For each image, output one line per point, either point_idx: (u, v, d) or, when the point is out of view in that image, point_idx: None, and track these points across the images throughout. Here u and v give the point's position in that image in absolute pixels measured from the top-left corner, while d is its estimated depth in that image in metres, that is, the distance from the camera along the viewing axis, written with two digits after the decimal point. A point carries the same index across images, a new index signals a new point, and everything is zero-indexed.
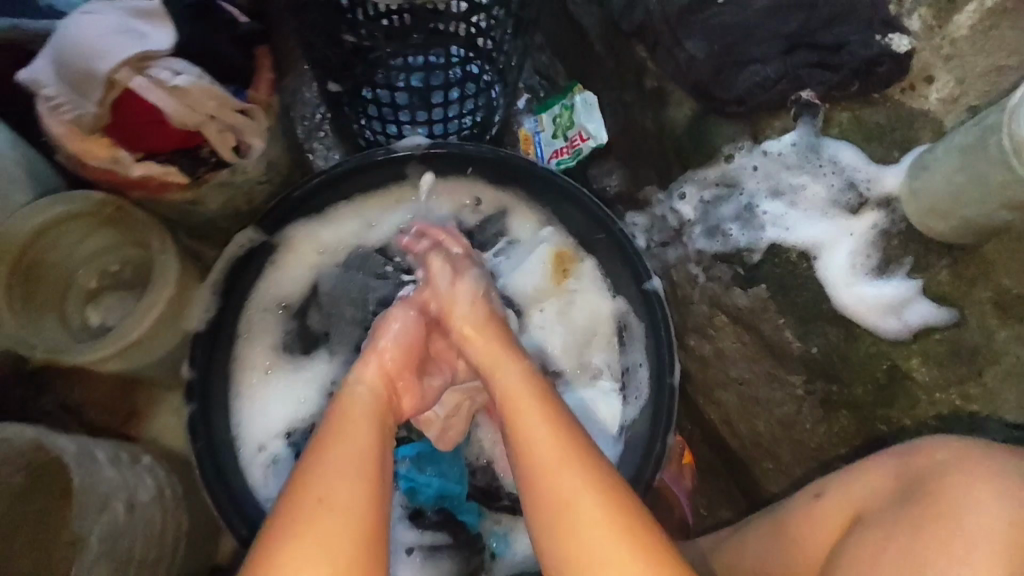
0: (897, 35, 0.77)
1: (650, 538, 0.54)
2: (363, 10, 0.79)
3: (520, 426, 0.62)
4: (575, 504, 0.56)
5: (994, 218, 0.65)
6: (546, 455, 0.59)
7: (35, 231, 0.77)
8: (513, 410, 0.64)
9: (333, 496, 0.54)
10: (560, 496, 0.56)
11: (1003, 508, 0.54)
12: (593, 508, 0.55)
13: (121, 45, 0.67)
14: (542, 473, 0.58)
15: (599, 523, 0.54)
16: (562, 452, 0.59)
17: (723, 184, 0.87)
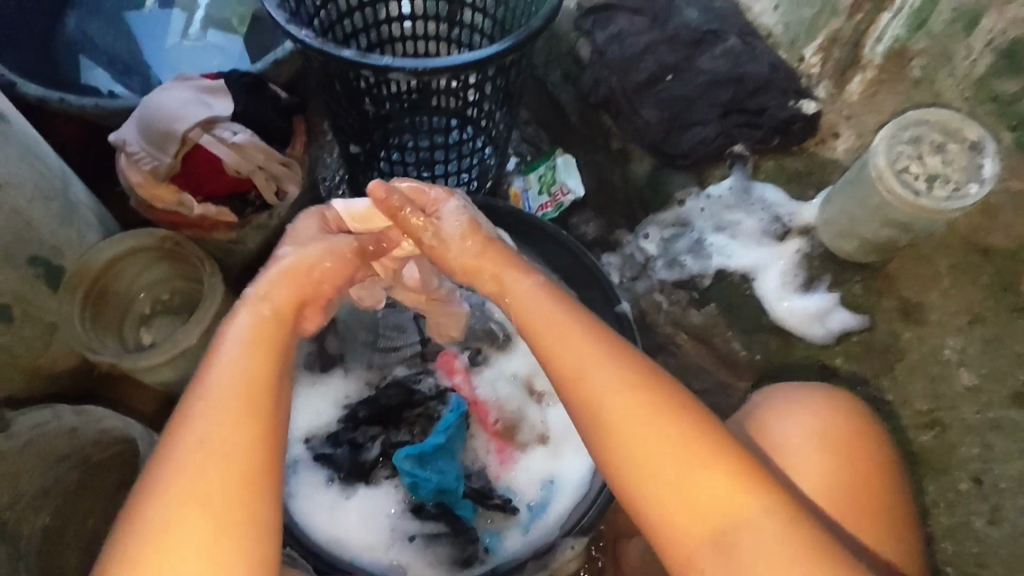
0: (806, 101, 0.95)
1: (660, 401, 0.58)
2: (381, 88, 0.98)
3: (541, 318, 0.66)
4: (594, 382, 0.60)
5: (882, 236, 0.83)
6: (572, 340, 0.62)
7: (107, 262, 0.93)
8: (531, 305, 0.67)
9: (241, 390, 0.55)
10: (578, 374, 0.61)
11: (803, 424, 0.75)
12: (616, 383, 0.59)
13: (195, 111, 0.88)
14: (564, 354, 0.62)
15: (618, 389, 0.59)
16: (580, 338, 0.63)
17: (678, 224, 1.05)
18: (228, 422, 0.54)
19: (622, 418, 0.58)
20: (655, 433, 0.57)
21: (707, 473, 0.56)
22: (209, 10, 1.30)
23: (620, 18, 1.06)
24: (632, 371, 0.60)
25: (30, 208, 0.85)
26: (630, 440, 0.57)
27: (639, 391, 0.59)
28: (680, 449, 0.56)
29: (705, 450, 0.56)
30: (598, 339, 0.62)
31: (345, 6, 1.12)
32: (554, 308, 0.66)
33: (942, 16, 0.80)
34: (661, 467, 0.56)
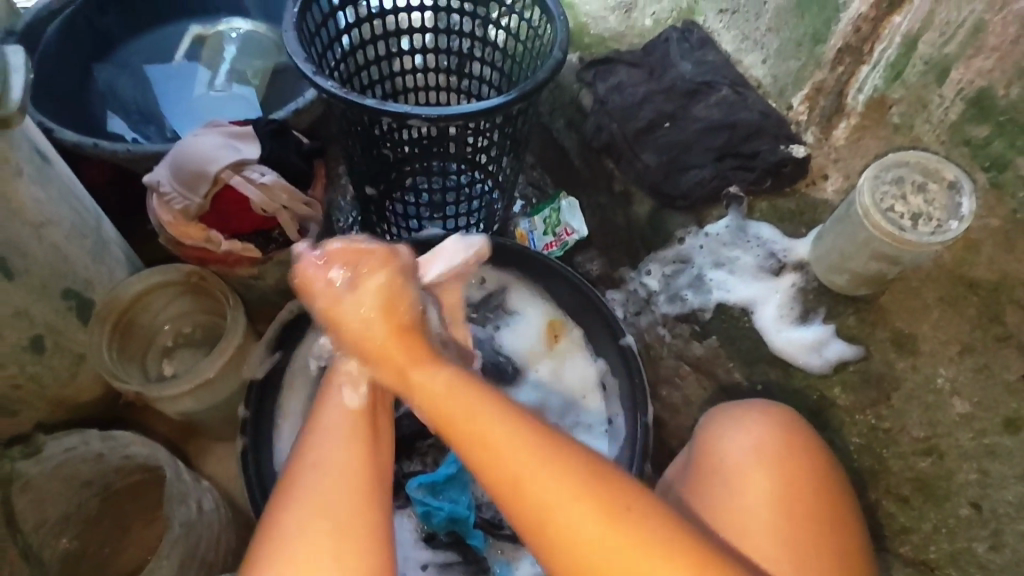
0: (796, 146, 1.03)
1: (615, 509, 0.57)
2: (398, 134, 1.05)
3: (463, 419, 0.60)
4: (530, 490, 0.57)
5: (871, 269, 0.88)
6: (504, 429, 0.59)
7: (134, 296, 0.98)
8: (445, 404, 0.61)
9: (342, 435, 0.64)
10: (521, 483, 0.57)
11: (743, 441, 0.78)
12: (566, 488, 0.57)
13: (224, 155, 0.94)
14: (501, 465, 0.58)
15: (563, 497, 0.57)
16: (517, 443, 0.58)
17: (679, 260, 1.09)
18: (319, 553, 0.57)
19: (579, 530, 0.56)
20: (614, 540, 0.56)
21: (665, 569, 0.56)
22: (234, 64, 1.39)
23: (620, 70, 1.17)
24: (581, 479, 0.58)
25: (67, 244, 0.90)
26: (590, 548, 0.56)
27: (587, 500, 0.57)
28: (639, 556, 0.56)
29: (666, 551, 0.56)
30: (538, 441, 0.59)
31: (363, 60, 1.21)
32: (479, 398, 0.61)
33: (915, 67, 0.87)
34: (621, 575, 0.56)
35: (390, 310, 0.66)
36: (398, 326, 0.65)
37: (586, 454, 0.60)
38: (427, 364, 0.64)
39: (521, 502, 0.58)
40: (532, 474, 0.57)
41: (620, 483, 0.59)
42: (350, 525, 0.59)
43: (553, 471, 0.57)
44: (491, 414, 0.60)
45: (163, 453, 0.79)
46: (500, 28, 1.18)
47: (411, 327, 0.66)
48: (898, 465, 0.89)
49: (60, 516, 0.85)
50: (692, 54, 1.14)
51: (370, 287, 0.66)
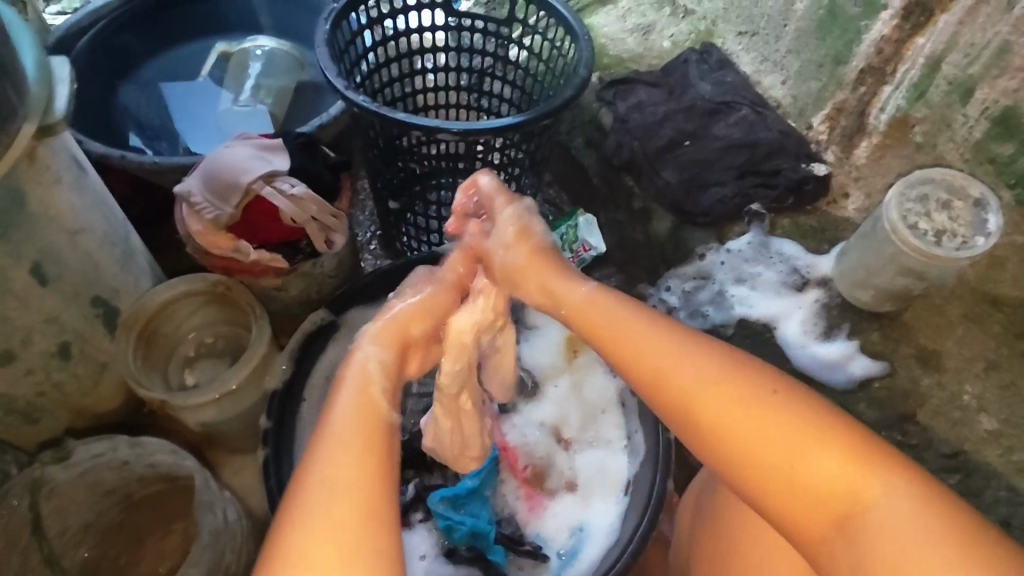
0: (817, 164, 1.05)
1: (752, 384, 0.56)
2: (424, 149, 1.06)
3: (597, 318, 0.66)
4: (681, 376, 0.58)
5: (897, 284, 0.89)
6: (643, 332, 0.62)
7: (160, 305, 0.99)
8: (581, 309, 0.67)
9: (351, 429, 0.59)
10: (675, 373, 0.58)
11: None
12: (705, 371, 0.57)
13: (256, 165, 0.96)
14: (636, 343, 0.62)
15: (710, 380, 0.57)
16: (647, 328, 0.62)
17: (700, 276, 1.08)
18: (358, 420, 0.60)
19: (719, 406, 0.56)
20: (756, 416, 0.54)
21: (819, 453, 0.52)
22: (259, 79, 1.40)
23: (640, 90, 1.19)
24: (717, 360, 0.58)
25: (99, 252, 0.91)
26: (729, 427, 0.55)
27: (728, 381, 0.56)
28: (779, 429, 0.54)
29: (812, 430, 0.53)
30: (670, 330, 0.62)
31: (388, 77, 1.23)
32: (616, 305, 0.66)
33: (939, 87, 0.89)
34: (764, 452, 0.53)
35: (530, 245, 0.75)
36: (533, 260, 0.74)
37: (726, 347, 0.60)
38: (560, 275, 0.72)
39: (660, 383, 0.59)
40: (702, 371, 0.57)
41: (762, 368, 0.58)
42: (375, 416, 0.61)
43: (685, 352, 0.59)
44: (623, 313, 0.65)
45: (191, 459, 0.79)
46: (522, 48, 1.21)
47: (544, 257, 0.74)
48: (925, 480, 0.86)
49: (82, 525, 0.86)
50: (711, 75, 1.16)
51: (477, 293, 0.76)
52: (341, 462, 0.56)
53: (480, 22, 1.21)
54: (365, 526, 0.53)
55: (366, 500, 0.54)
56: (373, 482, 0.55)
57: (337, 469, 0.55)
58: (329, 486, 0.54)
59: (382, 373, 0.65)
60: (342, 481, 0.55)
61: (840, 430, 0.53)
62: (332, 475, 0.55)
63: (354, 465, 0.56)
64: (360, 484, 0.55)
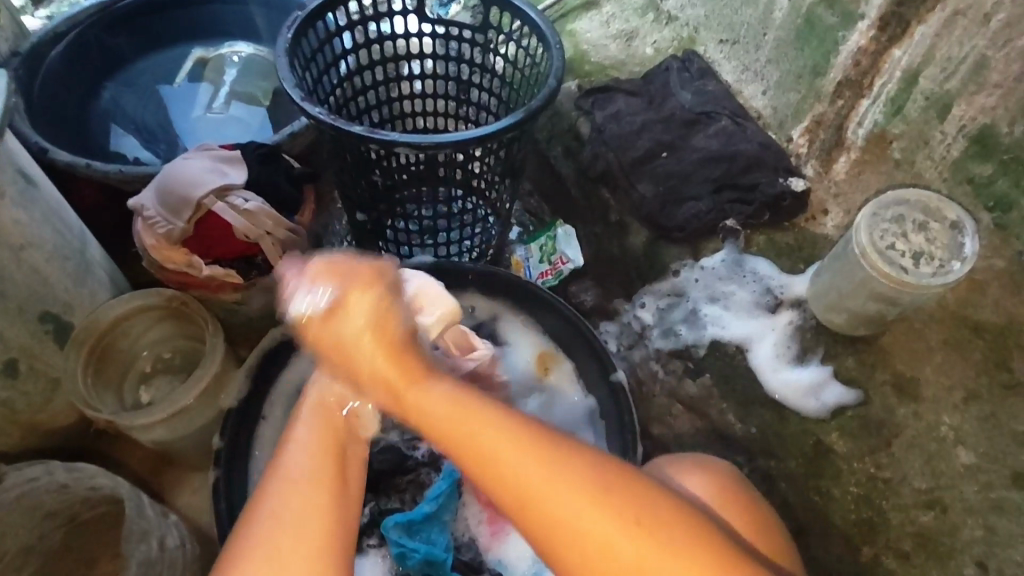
0: (795, 179, 1.00)
1: (608, 490, 0.54)
2: (390, 161, 0.97)
3: (447, 413, 0.57)
4: (556, 508, 0.53)
5: (867, 308, 0.86)
6: (491, 427, 0.55)
7: (113, 321, 0.96)
8: (430, 400, 0.58)
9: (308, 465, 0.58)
10: (542, 503, 0.53)
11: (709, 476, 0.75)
12: (554, 477, 0.53)
13: (211, 179, 0.94)
14: (478, 440, 0.55)
15: (588, 512, 0.53)
16: (517, 445, 0.55)
17: (674, 293, 1.05)
18: (320, 459, 0.59)
19: (577, 514, 0.53)
20: (601, 528, 0.52)
21: (668, 565, 0.52)
22: (234, 86, 1.34)
23: (619, 99, 1.15)
24: (603, 475, 0.55)
25: (48, 266, 0.89)
26: (578, 539, 0.53)
27: (609, 503, 0.53)
28: (634, 540, 0.52)
29: (665, 541, 0.53)
30: (520, 425, 0.56)
31: (360, 86, 1.17)
32: (478, 407, 0.57)
33: (916, 102, 0.86)
34: (618, 562, 0.52)
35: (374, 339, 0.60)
36: (397, 373, 0.59)
37: (582, 445, 0.57)
38: (421, 383, 0.59)
39: (502, 484, 0.54)
40: (585, 503, 0.53)
41: (612, 466, 0.56)
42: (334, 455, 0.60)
43: (533, 454, 0.54)
44: (473, 403, 0.58)
45: (127, 484, 0.77)
46: (498, 55, 1.12)
47: (408, 364, 0.60)
48: (899, 519, 0.83)
49: (22, 548, 0.85)
50: (692, 84, 1.11)
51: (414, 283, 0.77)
52: (294, 497, 0.55)
53: (456, 28, 1.13)
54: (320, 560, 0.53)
55: (327, 531, 0.54)
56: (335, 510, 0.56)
57: (288, 508, 0.54)
58: (280, 523, 0.54)
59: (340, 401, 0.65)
60: (312, 511, 0.55)
61: (688, 538, 0.53)
62: (291, 508, 0.55)
63: (322, 494, 0.56)
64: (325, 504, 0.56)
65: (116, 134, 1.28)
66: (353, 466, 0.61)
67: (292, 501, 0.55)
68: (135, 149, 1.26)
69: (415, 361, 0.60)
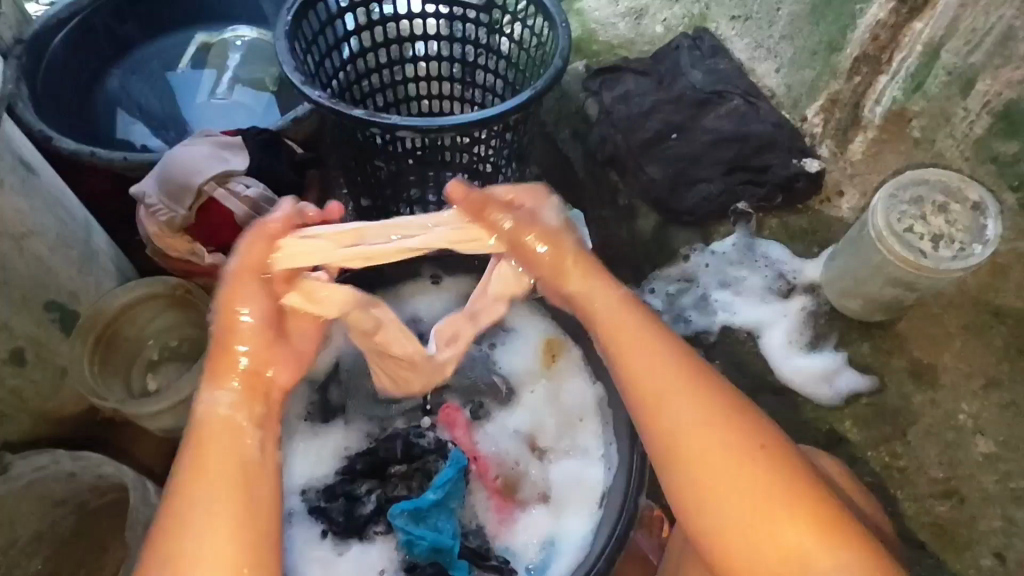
0: (809, 160, 0.98)
1: (750, 437, 0.59)
2: (395, 146, 0.94)
3: (628, 340, 0.64)
4: (674, 413, 0.60)
5: (886, 294, 0.84)
6: (670, 358, 0.62)
7: (118, 310, 0.96)
8: (620, 325, 0.65)
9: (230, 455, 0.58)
10: (672, 408, 0.60)
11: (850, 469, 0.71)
12: (707, 411, 0.59)
13: (211, 165, 0.92)
14: (645, 371, 0.62)
15: (707, 432, 0.59)
16: (673, 364, 0.62)
17: (684, 278, 1.01)
18: (224, 477, 0.56)
19: (710, 445, 0.58)
20: (741, 467, 0.57)
21: (791, 517, 0.56)
22: (237, 72, 1.33)
23: (627, 79, 1.11)
24: (737, 416, 0.60)
25: (52, 255, 0.89)
26: (722, 471, 0.57)
27: (726, 431, 0.59)
28: (761, 483, 0.57)
29: (794, 499, 0.56)
30: (690, 364, 0.62)
31: (363, 70, 1.12)
32: (637, 320, 0.65)
33: (937, 78, 0.83)
34: (748, 496, 0.56)
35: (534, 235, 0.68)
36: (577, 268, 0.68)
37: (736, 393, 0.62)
38: (598, 283, 0.68)
39: (657, 403, 0.61)
40: (715, 426, 0.59)
41: (757, 417, 0.60)
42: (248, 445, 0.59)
43: (698, 391, 0.60)
44: (650, 333, 0.64)
45: (133, 473, 0.78)
46: (504, 36, 1.09)
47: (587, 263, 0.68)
48: (914, 508, 0.80)
49: (34, 535, 0.86)
50: (703, 62, 1.08)
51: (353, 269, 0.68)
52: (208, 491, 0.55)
53: (462, 7, 1.09)
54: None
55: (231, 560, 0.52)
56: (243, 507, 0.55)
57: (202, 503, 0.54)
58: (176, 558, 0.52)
59: (237, 409, 0.60)
60: (214, 540, 0.53)
61: (824, 504, 0.57)
62: (201, 506, 0.54)
63: (229, 501, 0.55)
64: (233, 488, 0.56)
65: (123, 121, 1.26)
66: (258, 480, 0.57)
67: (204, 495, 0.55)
68: (142, 136, 1.25)
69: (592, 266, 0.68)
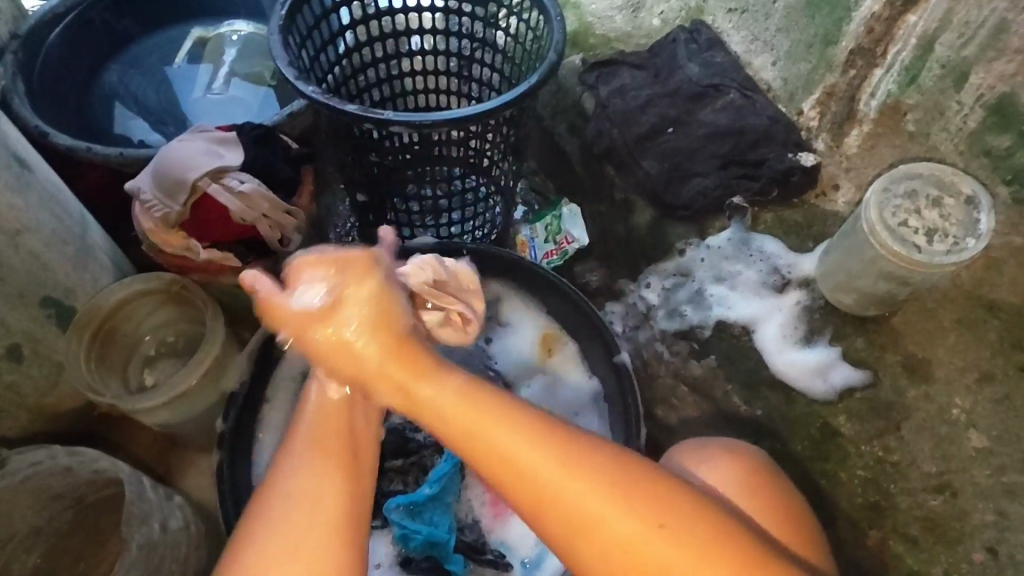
0: (805, 153, 0.97)
1: (648, 505, 0.51)
2: (390, 141, 0.94)
3: (487, 445, 0.52)
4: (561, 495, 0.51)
5: (880, 288, 0.84)
6: (530, 452, 0.52)
7: (114, 306, 0.96)
8: (472, 420, 0.53)
9: (326, 445, 0.56)
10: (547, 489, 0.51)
11: (756, 455, 0.72)
12: (591, 502, 0.51)
13: (206, 162, 0.93)
14: (522, 473, 0.51)
15: (597, 502, 0.51)
16: (535, 432, 0.52)
17: (680, 273, 1.01)
18: (333, 440, 0.56)
19: (599, 513, 0.51)
20: (646, 546, 0.50)
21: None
22: (234, 66, 1.32)
23: (623, 73, 1.11)
24: (612, 474, 0.52)
25: (48, 251, 0.89)
26: (625, 557, 0.50)
27: (613, 490, 0.51)
28: (674, 558, 0.50)
29: (709, 558, 0.50)
30: (561, 450, 0.52)
31: (359, 64, 1.12)
32: (486, 396, 0.54)
33: (932, 71, 0.83)
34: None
35: (376, 335, 0.55)
36: (402, 365, 0.55)
37: (613, 449, 0.54)
38: (427, 377, 0.55)
39: (541, 507, 0.51)
40: (607, 495, 0.51)
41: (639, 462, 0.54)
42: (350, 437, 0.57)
43: (574, 476, 0.51)
44: (507, 407, 0.53)
45: (128, 468, 0.78)
46: (500, 30, 1.08)
47: (410, 359, 0.55)
48: (907, 503, 0.81)
49: (32, 529, 0.87)
50: (700, 55, 1.07)
51: (355, 304, 0.54)
52: (305, 477, 0.54)
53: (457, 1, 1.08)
54: (339, 541, 0.51)
55: (339, 517, 0.52)
56: (352, 501, 0.53)
57: (308, 486, 0.53)
58: (283, 516, 0.52)
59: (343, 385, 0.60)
60: (325, 495, 0.53)
61: (734, 545, 0.51)
62: (305, 491, 0.53)
63: (331, 486, 0.53)
64: (336, 476, 0.54)
65: (119, 117, 1.26)
66: (364, 448, 0.57)
67: (303, 481, 0.53)
68: (140, 132, 1.25)
69: (419, 350, 0.56)
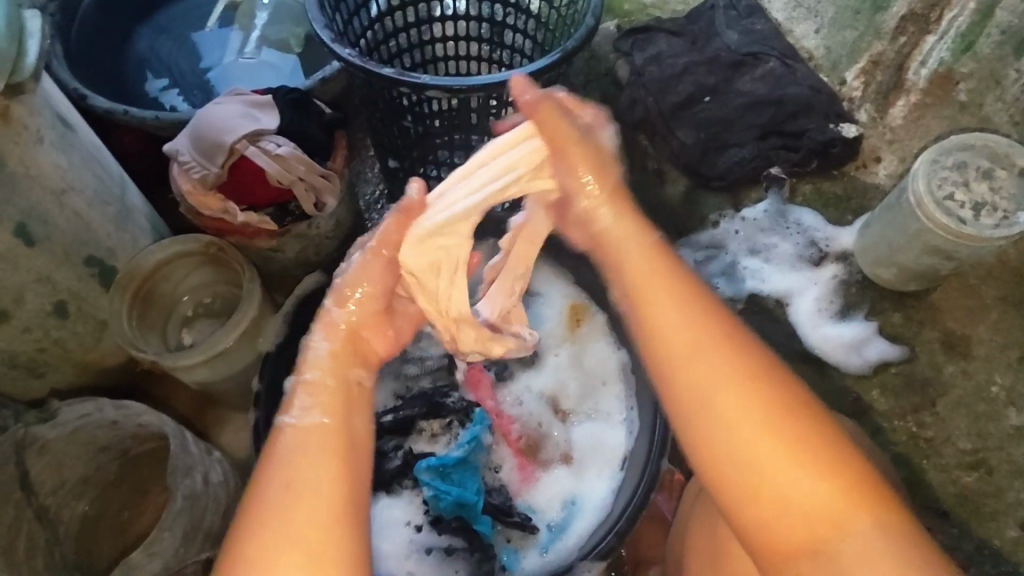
0: (847, 125, 0.96)
1: (769, 385, 0.51)
2: (423, 107, 0.93)
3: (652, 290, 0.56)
4: (699, 357, 0.52)
5: (922, 263, 0.82)
6: (684, 319, 0.54)
7: (155, 265, 0.98)
8: (635, 269, 0.58)
9: (318, 463, 0.52)
10: (684, 347, 0.53)
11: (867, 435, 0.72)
12: (722, 356, 0.52)
13: (243, 125, 0.94)
14: (659, 310, 0.55)
15: (724, 379, 0.51)
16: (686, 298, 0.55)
17: (712, 245, 0.99)
18: (319, 455, 0.52)
19: (733, 405, 0.50)
20: (761, 429, 0.49)
21: (815, 480, 0.48)
22: (265, 31, 1.32)
23: (660, 39, 1.07)
24: (754, 360, 0.52)
25: (90, 211, 0.91)
26: (745, 435, 0.49)
27: (748, 375, 0.51)
28: (787, 450, 0.48)
29: (827, 462, 0.48)
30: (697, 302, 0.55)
31: (391, 28, 1.10)
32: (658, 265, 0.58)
33: (990, 37, 0.81)
34: (772, 460, 0.48)
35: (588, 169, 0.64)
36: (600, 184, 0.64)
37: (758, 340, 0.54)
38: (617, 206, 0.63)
39: (676, 364, 0.53)
40: (742, 376, 0.51)
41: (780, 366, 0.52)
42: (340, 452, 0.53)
43: (710, 333, 0.53)
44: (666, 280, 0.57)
45: (171, 422, 0.80)
46: None
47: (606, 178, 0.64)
48: (941, 479, 0.81)
49: (79, 479, 0.90)
50: (739, 23, 1.05)
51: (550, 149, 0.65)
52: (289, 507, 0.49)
53: None
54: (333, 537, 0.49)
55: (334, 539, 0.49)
56: (347, 510, 0.50)
57: (298, 510, 0.49)
58: (294, 474, 0.51)
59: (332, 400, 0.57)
60: (310, 531, 0.48)
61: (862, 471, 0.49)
62: (294, 520, 0.49)
63: (323, 502, 0.50)
64: (328, 506, 0.50)
65: (152, 81, 1.26)
66: (359, 409, 0.58)
67: (290, 509, 0.49)
68: (172, 96, 1.25)
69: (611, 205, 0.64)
